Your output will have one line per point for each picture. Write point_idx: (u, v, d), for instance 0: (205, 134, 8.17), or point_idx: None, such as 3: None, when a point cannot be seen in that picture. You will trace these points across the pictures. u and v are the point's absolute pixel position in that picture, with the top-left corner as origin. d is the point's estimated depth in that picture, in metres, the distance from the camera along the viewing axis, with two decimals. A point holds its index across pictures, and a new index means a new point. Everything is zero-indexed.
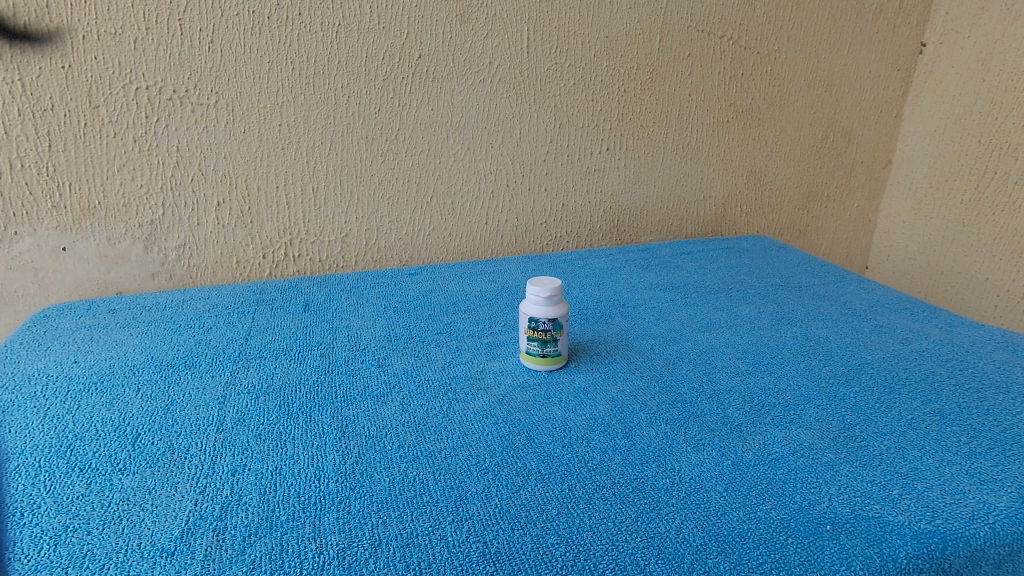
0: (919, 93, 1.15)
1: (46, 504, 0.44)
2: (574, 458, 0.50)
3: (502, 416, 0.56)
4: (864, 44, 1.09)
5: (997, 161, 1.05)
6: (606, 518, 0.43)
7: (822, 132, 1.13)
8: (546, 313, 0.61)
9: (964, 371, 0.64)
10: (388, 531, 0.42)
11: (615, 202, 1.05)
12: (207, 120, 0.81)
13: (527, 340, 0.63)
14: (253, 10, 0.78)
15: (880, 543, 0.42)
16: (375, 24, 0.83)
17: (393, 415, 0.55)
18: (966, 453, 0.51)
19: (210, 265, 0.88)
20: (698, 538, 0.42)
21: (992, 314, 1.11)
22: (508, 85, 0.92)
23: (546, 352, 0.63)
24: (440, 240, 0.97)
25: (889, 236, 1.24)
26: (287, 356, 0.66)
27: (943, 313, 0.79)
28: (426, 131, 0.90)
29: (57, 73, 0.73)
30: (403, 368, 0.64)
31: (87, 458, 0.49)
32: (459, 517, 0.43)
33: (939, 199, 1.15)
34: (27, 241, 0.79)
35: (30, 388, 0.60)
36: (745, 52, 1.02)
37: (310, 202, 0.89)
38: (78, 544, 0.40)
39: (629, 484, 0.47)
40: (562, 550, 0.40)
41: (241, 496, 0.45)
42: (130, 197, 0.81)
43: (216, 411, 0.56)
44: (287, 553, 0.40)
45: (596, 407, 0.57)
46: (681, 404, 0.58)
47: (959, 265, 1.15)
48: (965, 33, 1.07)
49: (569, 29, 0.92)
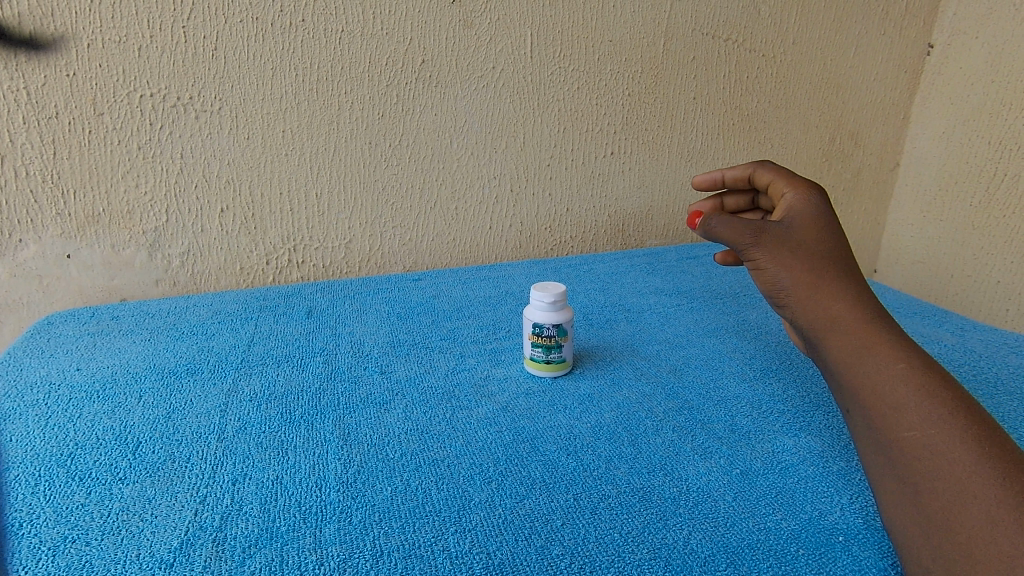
0: (927, 95, 1.14)
1: (45, 514, 0.44)
2: (579, 466, 0.49)
3: (506, 423, 0.55)
4: (870, 46, 1.08)
5: (1007, 162, 1.04)
6: (613, 529, 0.42)
7: (829, 135, 1.12)
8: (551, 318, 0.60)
9: (977, 377, 0.63)
10: (389, 542, 0.41)
11: (619, 207, 1.04)
12: (210, 127, 0.80)
13: (531, 346, 0.62)
14: (256, 17, 0.78)
15: (893, 555, 0.40)
16: (378, 30, 0.83)
17: (395, 423, 0.55)
18: None
19: (214, 272, 0.88)
20: (706, 549, 0.41)
21: (1004, 317, 1.10)
22: (512, 90, 0.91)
23: (549, 359, 0.62)
24: (444, 246, 0.97)
25: (898, 240, 1.23)
26: (288, 362, 0.65)
27: (954, 318, 0.77)
28: (430, 136, 0.90)
29: (62, 81, 0.74)
30: (406, 375, 0.63)
31: (88, 467, 0.49)
32: (461, 528, 0.42)
33: (948, 202, 1.14)
34: (32, 248, 0.79)
35: (32, 395, 0.59)
36: (750, 55, 1.01)
37: (313, 208, 0.88)
38: (76, 554, 0.40)
39: (635, 494, 0.46)
40: (566, 562, 0.40)
41: (242, 507, 0.44)
42: (134, 204, 0.81)
43: (217, 420, 0.55)
44: (287, 565, 0.39)
45: (602, 414, 0.57)
46: (688, 411, 0.57)
47: (969, 268, 1.13)
48: (973, 34, 1.06)
49: (573, 33, 0.91)
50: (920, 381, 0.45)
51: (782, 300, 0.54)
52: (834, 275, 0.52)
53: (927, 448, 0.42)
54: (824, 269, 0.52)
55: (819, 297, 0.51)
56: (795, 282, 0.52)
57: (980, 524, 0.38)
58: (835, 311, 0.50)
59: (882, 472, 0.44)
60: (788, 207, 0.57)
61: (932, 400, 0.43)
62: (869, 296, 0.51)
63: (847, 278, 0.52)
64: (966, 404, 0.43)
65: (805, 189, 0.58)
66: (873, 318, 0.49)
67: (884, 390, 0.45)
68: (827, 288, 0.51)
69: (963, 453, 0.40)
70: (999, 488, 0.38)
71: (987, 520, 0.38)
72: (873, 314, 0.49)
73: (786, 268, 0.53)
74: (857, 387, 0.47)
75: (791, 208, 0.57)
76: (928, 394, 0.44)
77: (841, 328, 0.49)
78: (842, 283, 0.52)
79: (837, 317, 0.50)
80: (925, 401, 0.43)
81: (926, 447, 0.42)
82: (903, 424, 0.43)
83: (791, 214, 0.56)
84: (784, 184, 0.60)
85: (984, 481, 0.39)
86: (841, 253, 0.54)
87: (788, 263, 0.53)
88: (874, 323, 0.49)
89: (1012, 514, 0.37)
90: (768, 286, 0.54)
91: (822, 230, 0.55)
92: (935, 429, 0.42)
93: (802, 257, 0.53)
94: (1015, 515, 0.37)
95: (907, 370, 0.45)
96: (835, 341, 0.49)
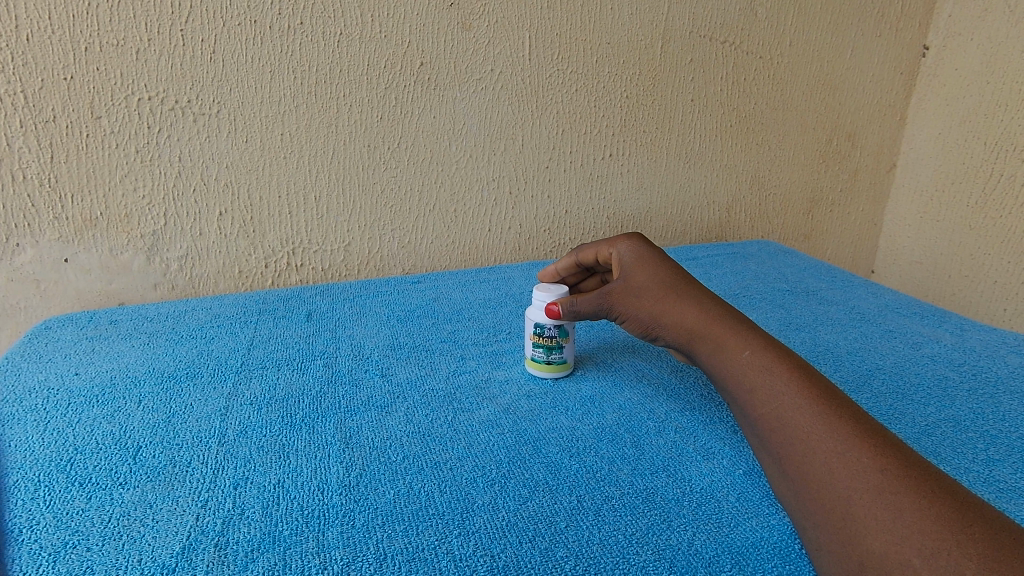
0: (923, 96, 1.15)
1: (45, 520, 0.43)
2: (581, 468, 0.49)
3: (508, 425, 0.55)
4: (866, 48, 1.09)
5: (1003, 163, 1.05)
6: (616, 530, 0.42)
7: (826, 136, 1.13)
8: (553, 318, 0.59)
9: (976, 376, 0.63)
10: (393, 545, 0.41)
11: (618, 209, 1.04)
12: (209, 131, 0.80)
13: (532, 346, 0.62)
14: (255, 20, 0.78)
15: None
16: (377, 32, 0.82)
17: (397, 426, 0.55)
18: (984, 461, 0.50)
19: (213, 275, 0.87)
20: (710, 549, 0.41)
21: (1001, 317, 1.10)
22: (510, 93, 0.92)
23: (551, 360, 0.62)
24: (443, 248, 0.97)
25: (895, 240, 1.24)
26: (290, 366, 0.65)
27: (952, 318, 0.78)
28: (429, 138, 0.90)
29: (60, 84, 0.73)
30: (407, 377, 0.63)
31: (87, 473, 0.49)
32: (465, 530, 0.42)
33: (945, 202, 1.14)
34: (29, 252, 0.79)
35: (31, 401, 0.59)
36: (747, 57, 1.02)
37: (312, 211, 0.88)
38: (77, 560, 0.40)
39: (638, 495, 0.46)
40: (572, 563, 0.40)
41: (244, 511, 0.44)
42: (132, 207, 0.81)
43: (219, 424, 0.55)
44: (291, 568, 0.39)
45: (603, 415, 0.56)
46: (690, 412, 0.57)
47: (966, 267, 1.13)
48: (968, 36, 1.07)
49: (571, 35, 0.91)
50: (764, 360, 0.49)
51: (653, 333, 0.58)
52: (677, 292, 0.57)
53: (775, 418, 0.45)
54: (665, 291, 0.57)
55: (669, 316, 0.56)
56: (654, 316, 0.57)
57: (821, 475, 0.40)
58: (688, 321, 0.55)
59: (757, 450, 0.47)
60: (619, 262, 0.62)
61: (772, 374, 0.47)
62: (713, 300, 0.56)
63: (692, 288, 0.57)
64: (807, 371, 0.47)
65: (614, 245, 0.64)
66: (719, 317, 0.54)
67: (738, 376, 0.49)
68: (673, 306, 0.56)
69: (801, 416, 0.44)
70: (831, 439, 0.42)
71: (826, 471, 0.40)
72: (719, 313, 0.54)
73: (642, 309, 0.57)
74: (722, 379, 0.51)
75: (620, 261, 0.62)
76: (768, 371, 0.48)
77: (695, 334, 0.54)
78: (687, 295, 0.57)
79: (692, 324, 0.55)
80: (770, 377, 0.47)
81: (775, 418, 0.45)
82: (758, 403, 0.47)
83: (620, 271, 0.61)
84: (602, 246, 0.66)
85: (819, 437, 0.42)
86: (672, 275, 0.59)
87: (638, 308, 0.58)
88: (719, 320, 0.53)
89: (844, 460, 0.40)
90: (640, 329, 0.58)
91: (649, 268, 0.60)
92: (779, 399, 0.46)
93: (649, 297, 0.58)
94: (846, 460, 0.40)
95: (753, 354, 0.50)
96: (698, 345, 0.54)
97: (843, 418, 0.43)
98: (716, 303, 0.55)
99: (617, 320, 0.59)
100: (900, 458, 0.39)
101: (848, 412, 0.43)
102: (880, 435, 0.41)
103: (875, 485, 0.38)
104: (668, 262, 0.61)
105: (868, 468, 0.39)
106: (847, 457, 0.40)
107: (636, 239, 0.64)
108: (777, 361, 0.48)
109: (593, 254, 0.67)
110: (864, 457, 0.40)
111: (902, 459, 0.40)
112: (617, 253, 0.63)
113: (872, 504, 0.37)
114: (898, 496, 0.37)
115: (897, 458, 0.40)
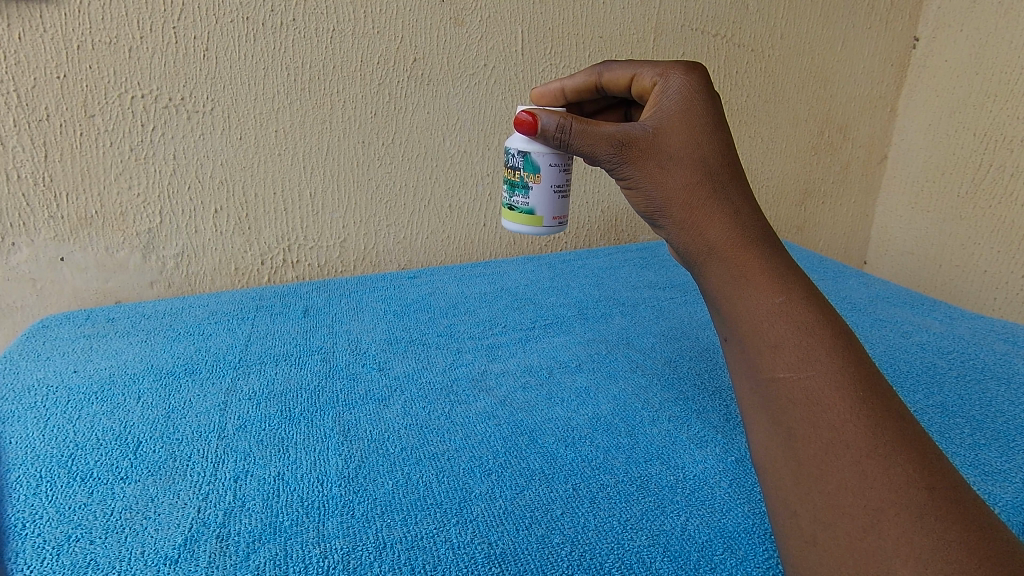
0: (913, 88, 1.16)
1: (47, 515, 0.44)
2: (577, 457, 0.50)
3: (505, 417, 0.56)
4: (857, 40, 1.10)
5: (993, 154, 1.06)
6: (612, 517, 0.43)
7: (818, 128, 1.13)
8: (517, 145, 0.59)
9: (965, 362, 0.65)
10: (392, 534, 0.42)
11: (612, 203, 1.05)
12: (203, 128, 0.80)
13: (503, 186, 0.63)
14: (248, 16, 0.78)
15: None
16: (369, 29, 0.83)
17: (395, 419, 0.55)
18: (971, 445, 0.51)
19: (209, 272, 0.88)
20: (703, 534, 0.42)
21: (990, 306, 1.11)
22: (503, 87, 0.92)
23: (513, 205, 0.62)
24: (439, 243, 0.98)
25: (887, 231, 1.25)
26: (288, 361, 0.66)
27: (942, 306, 0.79)
28: (423, 134, 0.90)
29: (52, 84, 0.73)
30: (404, 371, 0.64)
31: (89, 468, 0.49)
32: (463, 518, 0.43)
33: (936, 192, 1.15)
34: (25, 252, 0.79)
35: (31, 398, 0.59)
36: (739, 50, 1.02)
37: (308, 208, 0.89)
38: (81, 553, 0.40)
39: (632, 483, 0.47)
40: (567, 549, 0.41)
41: (245, 503, 0.45)
42: (128, 206, 0.81)
43: (218, 418, 0.56)
44: (291, 558, 0.40)
45: (598, 406, 0.57)
46: (683, 401, 0.58)
47: (957, 258, 1.15)
48: (957, 27, 1.08)
49: (563, 30, 0.92)
50: (802, 318, 0.42)
51: (659, 220, 0.50)
52: (713, 189, 0.48)
53: (803, 390, 0.40)
54: (695, 193, 0.48)
55: (693, 229, 0.48)
56: (669, 198, 0.49)
57: (850, 476, 0.36)
58: (713, 239, 0.47)
59: (754, 409, 0.42)
60: (659, 99, 0.51)
61: (812, 340, 0.41)
62: (751, 214, 0.48)
63: (733, 195, 0.48)
64: (850, 345, 0.41)
65: (668, 73, 0.51)
66: (753, 243, 0.46)
67: (764, 323, 0.43)
68: (701, 208, 0.48)
69: (840, 401, 0.39)
70: (872, 437, 0.37)
71: (858, 473, 0.36)
72: (756, 240, 0.46)
73: (660, 183, 0.49)
74: (733, 321, 0.45)
75: (663, 98, 0.50)
76: (808, 334, 0.41)
77: (716, 251, 0.47)
78: (723, 204, 0.48)
79: (717, 242, 0.47)
80: (807, 341, 0.41)
81: (802, 390, 0.40)
82: (781, 363, 0.41)
83: (657, 114, 0.50)
84: (650, 70, 0.53)
85: (858, 431, 0.37)
86: (719, 159, 0.48)
87: (658, 178, 0.49)
88: (753, 249, 0.46)
89: (883, 465, 0.36)
90: (645, 204, 0.51)
91: (697, 134, 0.49)
92: (816, 371, 0.40)
93: (677, 170, 0.49)
94: (886, 467, 0.36)
95: (789, 305, 0.43)
96: (714, 267, 0.47)
97: (885, 415, 0.38)
98: (755, 221, 0.47)
99: (624, 182, 0.51)
100: (941, 477, 0.36)
101: (892, 407, 0.39)
102: (922, 443, 0.37)
103: (916, 505, 0.35)
104: (720, 130, 0.50)
105: (911, 483, 0.35)
106: (887, 464, 0.36)
107: (699, 76, 0.51)
108: (816, 323, 0.42)
109: (627, 76, 0.55)
110: (908, 470, 0.36)
111: (946, 479, 0.36)
112: (663, 85, 0.51)
113: (907, 525, 0.34)
114: (938, 523, 0.34)
115: (939, 476, 0.36)
